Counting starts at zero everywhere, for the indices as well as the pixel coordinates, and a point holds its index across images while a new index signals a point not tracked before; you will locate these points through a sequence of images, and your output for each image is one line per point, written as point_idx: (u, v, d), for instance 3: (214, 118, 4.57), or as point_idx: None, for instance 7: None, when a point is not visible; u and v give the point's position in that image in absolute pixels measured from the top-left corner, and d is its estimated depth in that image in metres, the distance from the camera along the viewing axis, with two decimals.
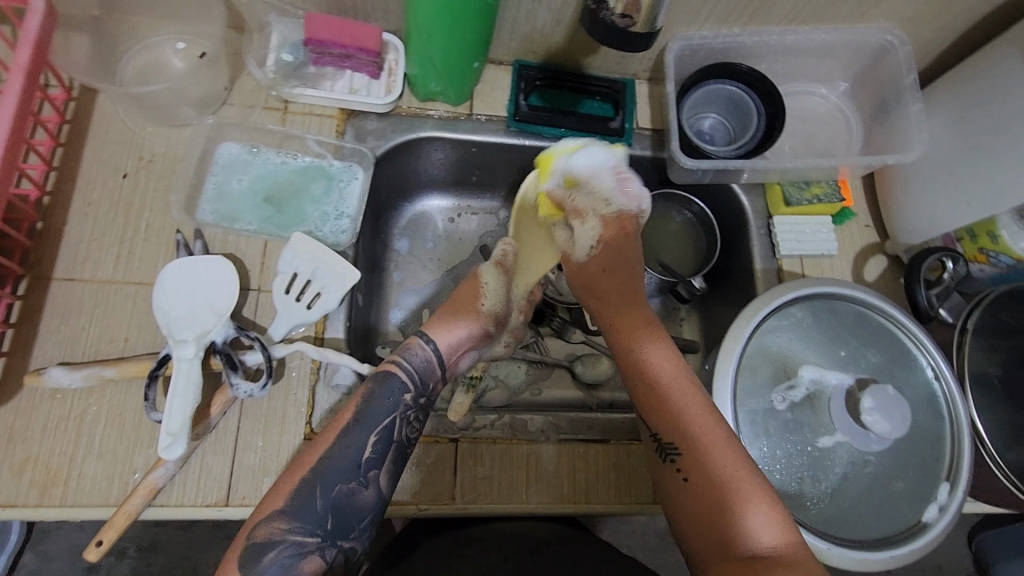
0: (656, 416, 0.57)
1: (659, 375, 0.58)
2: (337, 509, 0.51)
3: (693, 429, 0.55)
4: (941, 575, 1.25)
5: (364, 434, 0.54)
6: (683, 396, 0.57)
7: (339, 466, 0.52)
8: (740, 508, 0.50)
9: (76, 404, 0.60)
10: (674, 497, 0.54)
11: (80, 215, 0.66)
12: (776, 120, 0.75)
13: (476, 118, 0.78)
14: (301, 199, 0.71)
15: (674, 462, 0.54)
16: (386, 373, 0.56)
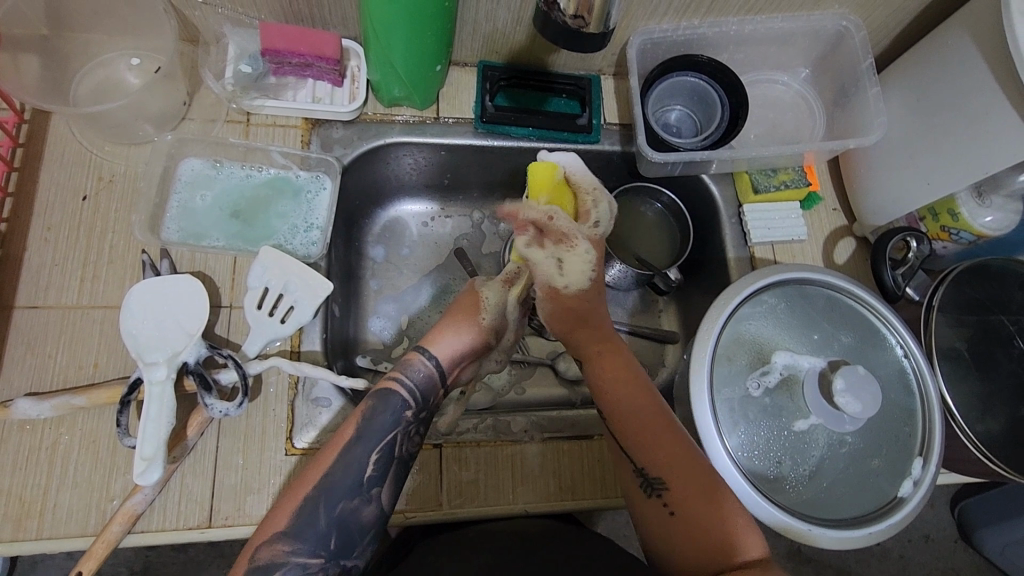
0: (641, 452, 0.58)
1: (635, 406, 0.60)
2: (340, 529, 0.52)
3: (677, 463, 0.56)
4: (929, 544, 1.28)
5: (366, 452, 0.54)
6: (664, 429, 0.59)
7: (339, 486, 0.52)
8: (727, 535, 0.53)
9: (47, 433, 0.59)
10: (660, 531, 0.56)
11: (40, 241, 0.64)
12: (740, 109, 0.75)
13: (443, 121, 0.78)
14: (269, 212, 0.70)
15: (662, 497, 0.56)
16: (386, 391, 0.56)
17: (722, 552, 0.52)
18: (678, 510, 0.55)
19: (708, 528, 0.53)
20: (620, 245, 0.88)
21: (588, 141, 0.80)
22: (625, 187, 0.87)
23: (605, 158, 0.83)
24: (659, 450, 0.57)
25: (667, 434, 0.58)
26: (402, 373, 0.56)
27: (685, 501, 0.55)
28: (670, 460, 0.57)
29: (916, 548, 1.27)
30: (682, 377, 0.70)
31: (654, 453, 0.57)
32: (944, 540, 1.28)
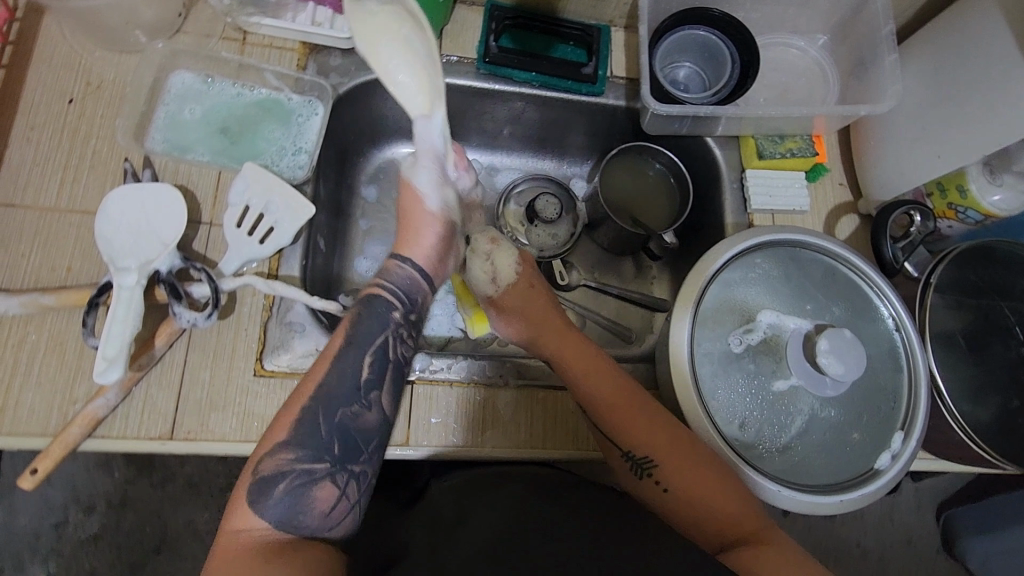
0: (627, 439, 0.60)
1: (615, 399, 0.61)
2: (343, 434, 0.53)
3: (670, 442, 0.58)
4: (910, 549, 1.26)
5: (358, 355, 0.56)
6: (643, 412, 0.60)
7: (336, 395, 0.54)
8: (722, 504, 0.55)
9: (14, 330, 0.58)
10: (661, 509, 0.58)
11: (22, 140, 0.63)
12: (750, 67, 0.72)
13: (445, 59, 0.77)
14: (257, 132, 0.68)
15: (654, 478, 0.58)
16: (370, 296, 0.59)
17: (719, 520, 0.55)
18: (671, 487, 0.57)
19: (704, 498, 0.56)
20: (617, 205, 0.87)
21: (592, 92, 0.79)
22: (627, 144, 0.86)
23: (609, 112, 0.82)
24: (649, 431, 0.59)
25: (652, 416, 0.60)
26: (385, 279, 0.59)
27: (679, 480, 0.57)
28: (661, 445, 0.58)
29: (896, 551, 1.25)
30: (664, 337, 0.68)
31: (641, 437, 0.59)
32: (924, 546, 1.26)
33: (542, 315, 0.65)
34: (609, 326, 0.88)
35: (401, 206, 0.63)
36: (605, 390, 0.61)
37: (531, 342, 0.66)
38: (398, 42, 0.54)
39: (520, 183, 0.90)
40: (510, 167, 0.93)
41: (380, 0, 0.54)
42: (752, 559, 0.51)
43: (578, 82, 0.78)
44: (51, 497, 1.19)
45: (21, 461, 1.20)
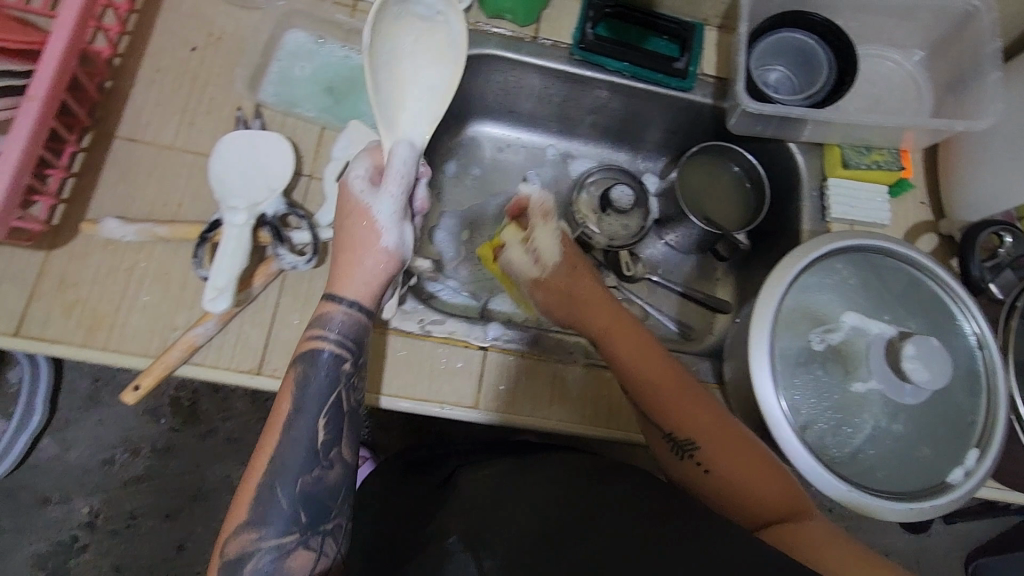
0: (669, 418, 0.60)
1: (657, 377, 0.61)
2: (306, 501, 0.53)
3: (712, 423, 0.59)
4: None
5: (312, 419, 0.54)
6: (687, 393, 0.60)
7: (289, 465, 0.53)
8: (763, 487, 0.55)
9: (127, 256, 0.62)
10: (698, 490, 0.58)
11: (147, 80, 0.67)
12: (848, 73, 0.72)
13: (540, 41, 0.79)
14: (360, 95, 0.71)
15: (695, 458, 0.58)
16: (311, 353, 0.56)
17: (759, 503, 0.55)
18: (712, 467, 0.57)
19: (746, 479, 0.56)
20: (692, 203, 0.88)
21: (681, 87, 0.79)
22: (708, 143, 0.87)
23: (695, 109, 0.83)
24: (689, 412, 0.59)
25: (694, 396, 0.60)
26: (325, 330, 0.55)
27: (721, 460, 0.57)
28: (702, 426, 0.59)
29: None
30: (736, 334, 0.69)
31: (683, 417, 0.59)
32: None
33: (584, 291, 0.68)
34: (671, 322, 0.89)
35: (336, 233, 0.57)
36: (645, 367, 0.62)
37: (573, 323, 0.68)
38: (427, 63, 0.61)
39: (595, 172, 0.91)
40: (585, 155, 0.95)
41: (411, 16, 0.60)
42: (790, 539, 0.52)
43: (669, 76, 0.79)
44: (101, 436, 1.25)
45: (77, 398, 1.26)
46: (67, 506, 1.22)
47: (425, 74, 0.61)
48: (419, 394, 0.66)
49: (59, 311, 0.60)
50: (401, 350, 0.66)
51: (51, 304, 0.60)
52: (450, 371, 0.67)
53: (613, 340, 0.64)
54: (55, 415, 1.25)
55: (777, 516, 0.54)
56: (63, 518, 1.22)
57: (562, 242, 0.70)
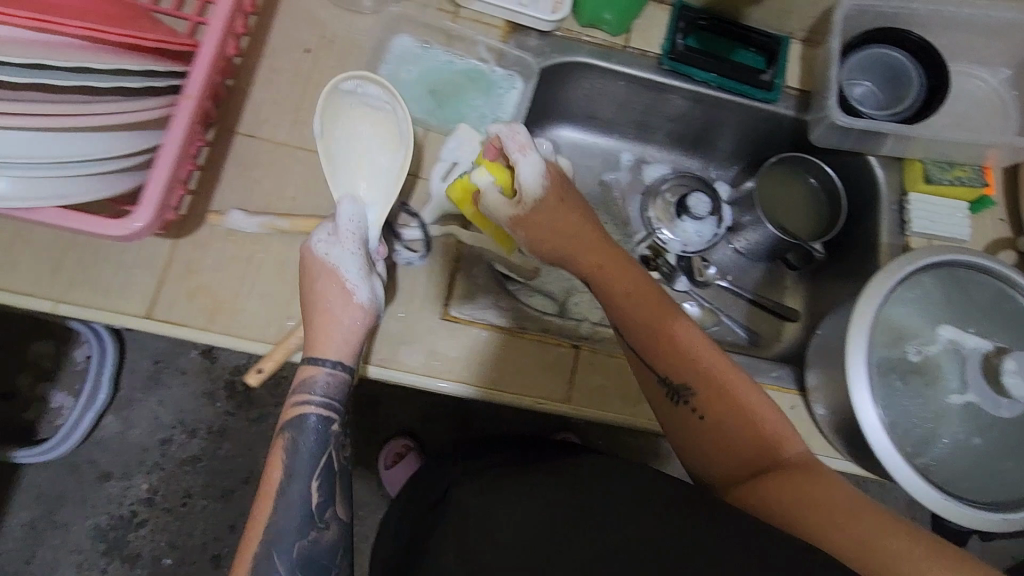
0: (666, 364, 0.60)
1: (654, 324, 0.61)
2: (305, 563, 0.56)
3: (711, 372, 0.59)
4: None
5: (304, 484, 0.57)
6: (688, 337, 0.60)
7: (284, 531, 0.56)
8: (755, 435, 0.56)
9: (247, 246, 0.65)
10: (692, 435, 0.59)
11: (264, 80, 0.70)
12: (938, 91, 0.74)
13: (630, 51, 0.81)
14: (462, 99, 0.75)
15: (691, 403, 0.58)
16: (300, 419, 0.58)
17: (750, 449, 0.56)
18: (706, 412, 0.58)
19: (741, 423, 0.57)
20: (769, 211, 0.89)
21: (767, 98, 0.81)
22: (788, 154, 0.88)
23: (777, 120, 0.85)
24: (682, 355, 0.59)
25: (694, 341, 0.60)
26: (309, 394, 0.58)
27: (718, 406, 0.57)
28: (697, 369, 0.59)
29: None
30: (823, 341, 0.71)
31: (683, 363, 0.59)
32: None
33: (579, 228, 0.65)
34: (739, 329, 0.91)
35: (311, 292, 0.60)
36: (644, 310, 0.61)
37: (560, 259, 0.65)
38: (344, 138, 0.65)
39: (669, 179, 0.93)
40: (659, 161, 0.97)
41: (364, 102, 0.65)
42: (782, 490, 0.51)
43: (754, 88, 0.81)
44: (160, 416, 1.29)
45: (138, 378, 1.30)
46: (126, 482, 1.27)
47: (362, 151, 0.65)
48: (513, 389, 0.67)
49: (185, 295, 0.63)
50: (495, 344, 0.68)
51: (177, 289, 0.63)
52: (543, 367, 0.69)
53: (609, 282, 0.63)
54: (118, 394, 1.29)
55: (770, 462, 0.55)
56: (122, 494, 1.26)
57: (546, 174, 0.64)
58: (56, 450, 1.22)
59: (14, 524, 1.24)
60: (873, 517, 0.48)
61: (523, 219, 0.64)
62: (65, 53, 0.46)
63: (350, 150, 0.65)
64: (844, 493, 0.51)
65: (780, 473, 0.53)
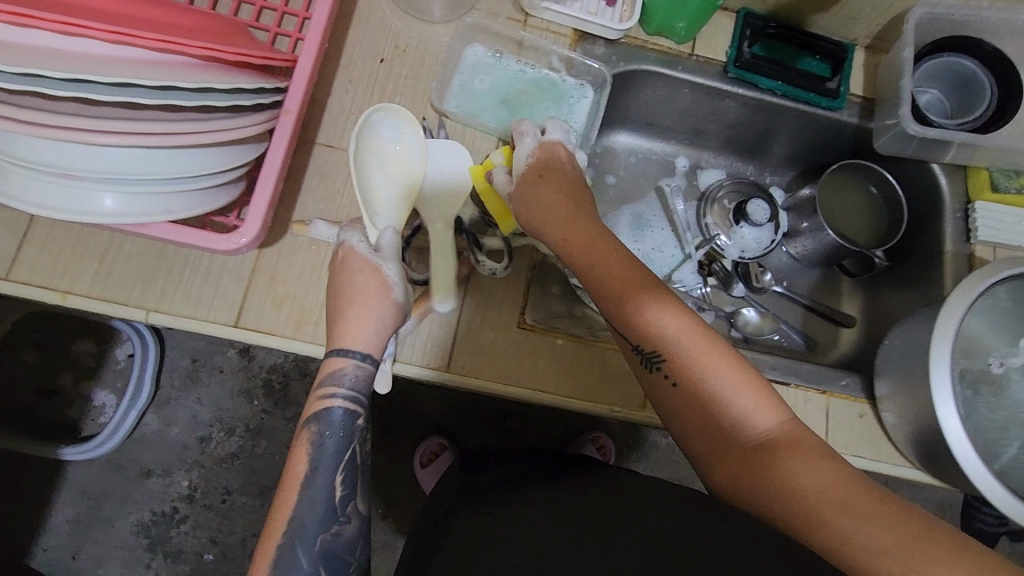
0: (636, 331, 0.55)
1: (625, 287, 0.55)
2: (326, 557, 0.53)
3: (689, 338, 0.52)
4: None
5: (328, 477, 0.54)
6: (656, 303, 0.54)
7: (308, 525, 0.52)
8: (735, 407, 0.51)
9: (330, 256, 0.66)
10: (669, 401, 0.54)
11: (341, 89, 0.71)
12: (1010, 100, 0.74)
13: (696, 59, 0.81)
14: (534, 108, 0.76)
15: (663, 371, 0.54)
16: (324, 410, 0.54)
17: (730, 421, 0.51)
18: (681, 382, 0.53)
19: (717, 394, 0.51)
20: (827, 217, 0.89)
21: (832, 106, 0.81)
22: (845, 162, 0.89)
23: (839, 128, 0.85)
24: (658, 322, 0.54)
25: (669, 305, 0.54)
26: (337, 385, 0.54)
27: (693, 376, 0.52)
28: (671, 337, 0.53)
29: None
30: (891, 350, 0.72)
31: (650, 328, 0.54)
32: None
33: (562, 203, 0.62)
34: (796, 335, 0.91)
35: (343, 284, 0.58)
36: (617, 274, 0.56)
37: (538, 229, 0.63)
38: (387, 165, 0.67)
39: (726, 185, 0.93)
40: (714, 166, 0.97)
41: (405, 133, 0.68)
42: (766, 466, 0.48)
43: (820, 96, 0.81)
44: (199, 414, 1.22)
45: (178, 376, 1.23)
46: (167, 479, 1.20)
47: (392, 180, 0.67)
48: (584, 395, 0.69)
49: (271, 305, 0.65)
50: (571, 351, 0.70)
51: (264, 298, 0.65)
52: (613, 374, 0.70)
53: (587, 247, 0.59)
54: (157, 392, 1.22)
55: (752, 436, 0.50)
56: (164, 491, 1.19)
57: (536, 152, 0.66)
58: (100, 448, 1.16)
59: (59, 520, 1.17)
60: (863, 496, 0.44)
61: (527, 201, 0.63)
62: (190, 74, 0.46)
63: (384, 185, 0.66)
64: (831, 474, 0.46)
65: (764, 451, 0.49)
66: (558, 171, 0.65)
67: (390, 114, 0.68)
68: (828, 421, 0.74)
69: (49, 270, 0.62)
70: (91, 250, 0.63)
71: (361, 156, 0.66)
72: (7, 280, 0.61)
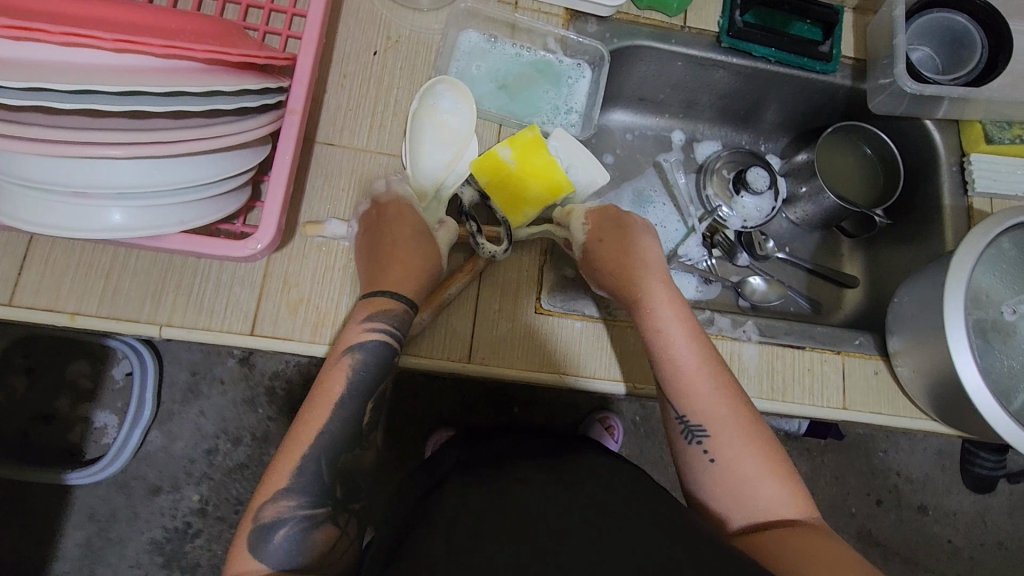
0: (684, 401, 0.59)
1: (684, 364, 0.60)
2: (342, 479, 0.53)
3: (732, 418, 0.57)
4: (1002, 550, 1.32)
5: (359, 402, 0.55)
6: (714, 382, 0.59)
7: (335, 440, 0.53)
8: (763, 493, 0.54)
9: (340, 255, 0.66)
10: (702, 478, 0.57)
11: (336, 85, 0.69)
12: (1001, 51, 0.77)
13: (688, 31, 0.80)
14: (533, 91, 0.77)
15: (704, 445, 0.57)
16: (366, 340, 0.57)
17: (756, 507, 0.54)
18: (719, 459, 0.56)
19: (749, 475, 0.55)
20: (823, 177, 0.90)
21: (825, 70, 0.81)
22: (840, 123, 0.89)
23: (832, 91, 0.85)
24: (711, 398, 0.58)
25: (723, 385, 0.59)
26: (383, 318, 0.57)
27: (732, 454, 0.56)
28: (719, 414, 0.58)
29: (986, 552, 1.32)
30: (900, 309, 0.73)
31: (698, 403, 0.58)
32: (1015, 547, 1.33)
33: (625, 271, 0.65)
34: (802, 300, 0.92)
35: (386, 237, 0.62)
36: (678, 350, 0.61)
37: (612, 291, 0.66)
38: (428, 129, 0.70)
39: (723, 156, 0.93)
40: (709, 137, 0.97)
41: (458, 112, 0.70)
42: (778, 542, 0.50)
43: (813, 60, 0.81)
44: (203, 426, 1.20)
45: (178, 390, 1.21)
46: (176, 495, 1.18)
47: (440, 146, 0.70)
48: (604, 376, 0.69)
49: (287, 310, 0.64)
50: (589, 334, 0.70)
51: (279, 304, 0.64)
52: (632, 355, 0.70)
53: (651, 322, 0.62)
54: (158, 408, 1.20)
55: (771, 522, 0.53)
56: (173, 506, 1.18)
57: (590, 220, 0.69)
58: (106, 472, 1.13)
59: (70, 545, 1.15)
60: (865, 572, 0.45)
61: (591, 268, 0.68)
62: (196, 79, 0.44)
63: (430, 149, 0.69)
64: (840, 552, 0.47)
65: (786, 532, 0.51)
66: (627, 244, 0.67)
67: (456, 92, 0.70)
68: (844, 378, 0.75)
69: (53, 293, 0.60)
70: (96, 269, 0.61)
71: (416, 117, 0.69)
72: (10, 305, 0.60)
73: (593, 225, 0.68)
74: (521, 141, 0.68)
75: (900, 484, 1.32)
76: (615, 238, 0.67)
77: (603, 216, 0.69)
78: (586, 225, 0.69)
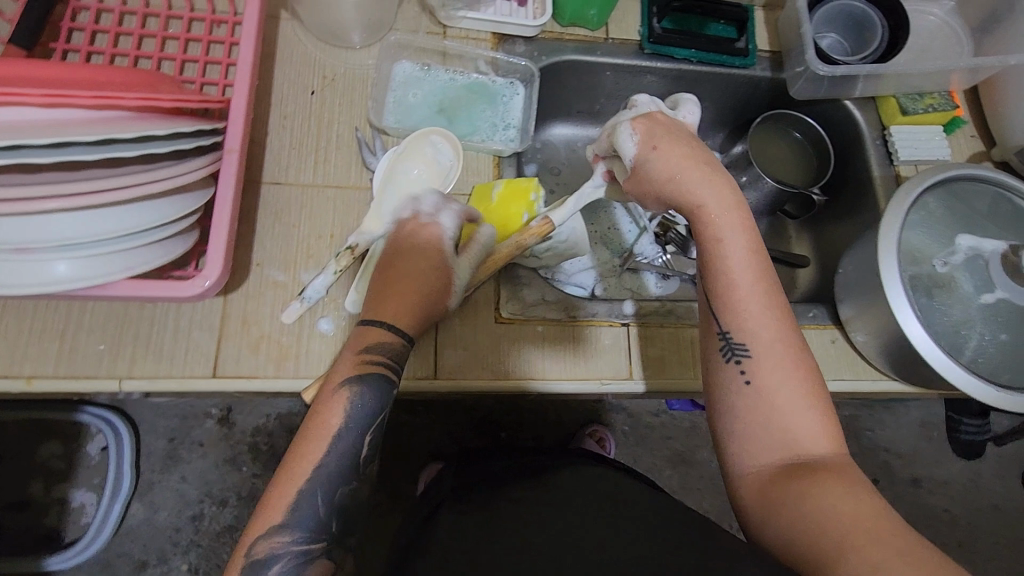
0: (728, 316, 0.56)
1: (739, 277, 0.56)
2: (339, 513, 0.53)
3: (777, 342, 0.54)
4: (999, 513, 1.34)
5: (358, 435, 0.54)
6: (767, 299, 0.56)
7: (331, 475, 0.52)
8: (796, 422, 0.52)
9: (297, 288, 0.66)
10: (734, 398, 0.54)
11: (278, 127, 0.71)
12: (900, 29, 0.83)
13: (611, 42, 0.85)
14: (472, 111, 0.80)
15: (741, 364, 0.54)
16: (359, 376, 0.55)
17: (785, 438, 0.51)
18: (754, 380, 0.54)
19: (784, 403, 0.52)
20: (759, 165, 0.94)
21: (744, 65, 0.86)
22: (766, 113, 0.94)
23: (755, 83, 0.90)
24: (760, 315, 0.55)
25: (774, 305, 0.56)
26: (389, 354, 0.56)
27: (771, 379, 0.53)
28: (768, 334, 0.54)
29: (984, 516, 1.34)
30: (846, 275, 0.76)
31: (745, 321, 0.55)
32: (1012, 508, 1.34)
33: (685, 178, 0.58)
34: None
35: (386, 266, 0.59)
36: (736, 263, 0.56)
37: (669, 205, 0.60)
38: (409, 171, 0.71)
39: None
40: None
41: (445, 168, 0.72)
42: (804, 485, 0.48)
43: (731, 56, 0.86)
44: (186, 492, 1.17)
45: (156, 460, 1.18)
46: (164, 567, 1.14)
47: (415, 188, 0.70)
48: (572, 377, 0.70)
49: (248, 349, 0.64)
50: (551, 334, 0.71)
51: (240, 344, 0.64)
52: (597, 355, 0.72)
53: (708, 230, 0.57)
54: (138, 479, 1.17)
55: (793, 456, 0.51)
56: None
57: (638, 128, 0.61)
58: (85, 552, 1.10)
59: None
60: (882, 526, 0.44)
61: (643, 185, 0.61)
62: (129, 125, 0.46)
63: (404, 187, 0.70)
64: (857, 504, 0.46)
65: (810, 474, 0.49)
66: (685, 148, 0.59)
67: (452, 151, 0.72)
68: None
69: (8, 361, 0.60)
70: (51, 332, 0.61)
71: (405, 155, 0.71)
72: None
73: (646, 129, 0.61)
74: (518, 187, 0.72)
75: (891, 459, 1.34)
76: (676, 141, 0.60)
77: (660, 121, 0.61)
78: (637, 132, 0.61)
